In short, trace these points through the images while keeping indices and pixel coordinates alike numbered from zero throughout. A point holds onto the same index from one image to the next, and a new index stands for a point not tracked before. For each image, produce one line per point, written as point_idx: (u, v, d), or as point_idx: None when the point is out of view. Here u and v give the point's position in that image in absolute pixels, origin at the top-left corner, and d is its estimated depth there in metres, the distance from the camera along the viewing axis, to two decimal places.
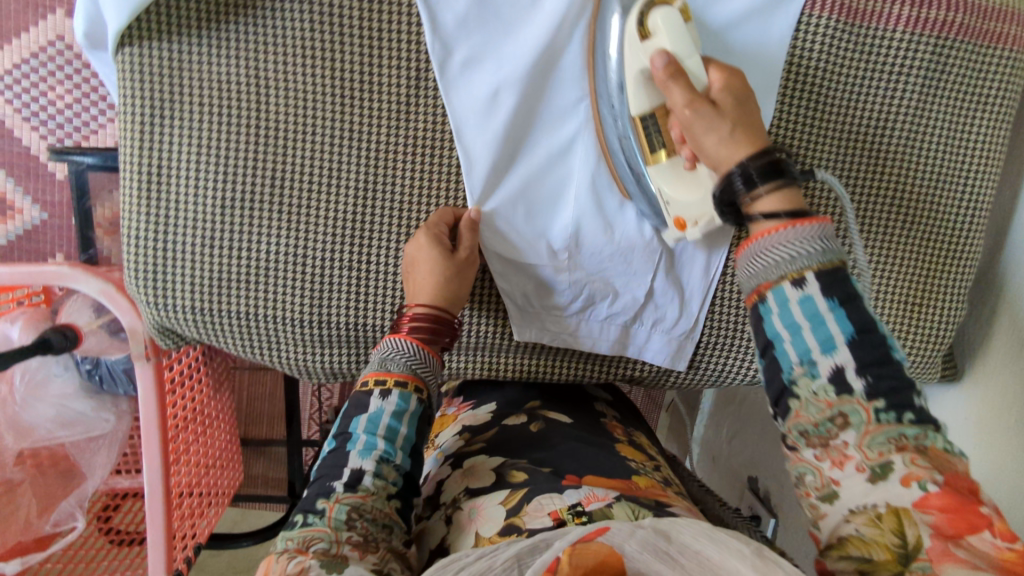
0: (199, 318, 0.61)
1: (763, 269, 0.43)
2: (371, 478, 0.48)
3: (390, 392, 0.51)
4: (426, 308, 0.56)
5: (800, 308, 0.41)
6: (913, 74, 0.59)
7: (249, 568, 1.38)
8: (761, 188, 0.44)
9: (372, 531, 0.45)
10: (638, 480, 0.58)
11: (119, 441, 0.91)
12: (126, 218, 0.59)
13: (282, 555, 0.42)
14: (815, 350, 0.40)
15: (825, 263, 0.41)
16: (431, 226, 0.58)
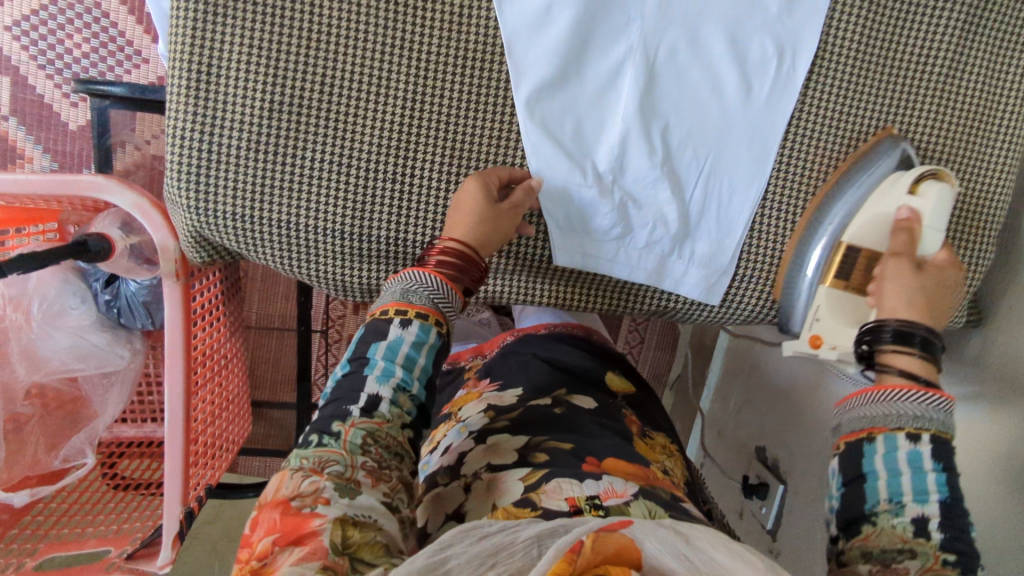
0: (239, 225, 0.61)
1: (878, 416, 0.44)
2: (387, 406, 0.47)
3: (410, 322, 0.50)
4: (459, 243, 0.56)
5: (908, 458, 0.42)
6: (955, 9, 0.60)
7: (242, 539, 1.36)
8: (907, 349, 0.46)
9: (385, 458, 0.45)
10: (654, 472, 0.58)
11: (131, 379, 0.89)
12: (171, 120, 0.59)
13: (296, 472, 0.42)
14: (908, 494, 0.41)
15: (942, 432, 0.42)
16: (483, 174, 0.59)
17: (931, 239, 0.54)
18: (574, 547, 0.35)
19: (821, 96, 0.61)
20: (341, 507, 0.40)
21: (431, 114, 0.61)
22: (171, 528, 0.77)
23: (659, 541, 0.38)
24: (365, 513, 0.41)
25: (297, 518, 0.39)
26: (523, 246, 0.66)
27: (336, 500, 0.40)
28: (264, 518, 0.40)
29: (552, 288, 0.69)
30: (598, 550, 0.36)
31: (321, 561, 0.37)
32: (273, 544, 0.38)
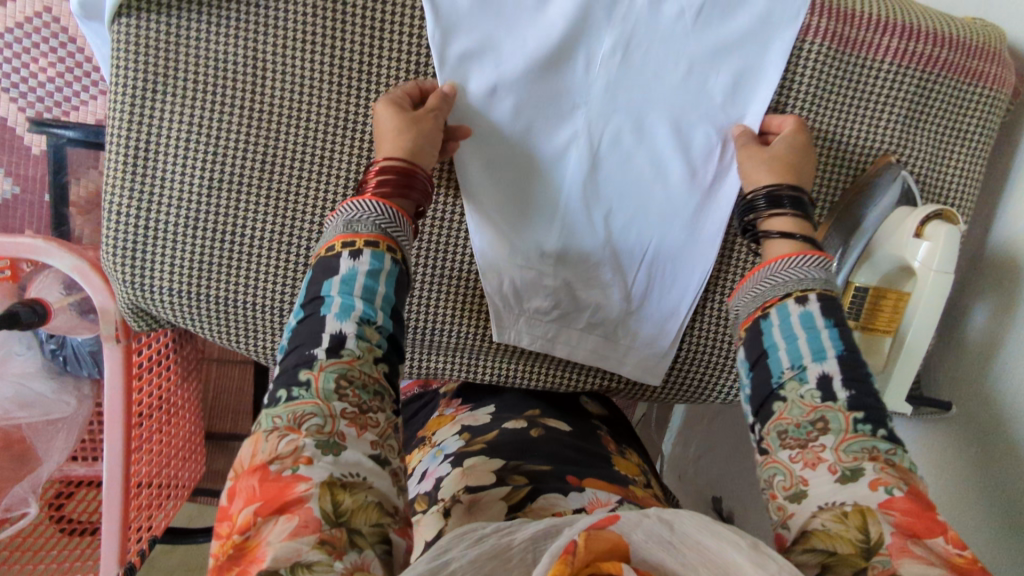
0: (177, 300, 0.60)
1: (773, 288, 0.51)
2: (354, 341, 0.45)
3: (362, 253, 0.49)
4: (399, 164, 0.54)
5: (800, 321, 0.48)
6: (896, 105, 0.61)
7: (202, 568, 1.34)
8: (787, 209, 0.55)
9: (364, 400, 0.43)
10: (635, 489, 0.59)
11: (78, 425, 0.88)
12: (108, 196, 0.58)
13: (274, 432, 0.40)
14: (806, 358, 0.47)
15: (826, 288, 0.50)
16: (393, 95, 0.56)
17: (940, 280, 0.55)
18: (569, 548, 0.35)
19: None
20: (327, 467, 0.39)
21: None
22: None
23: (647, 533, 0.38)
24: (352, 471, 0.39)
25: (279, 484, 0.38)
26: (463, 326, 0.67)
27: (320, 458, 0.39)
28: (242, 487, 0.39)
29: (497, 365, 0.68)
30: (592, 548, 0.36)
31: (314, 535, 0.36)
32: (255, 516, 0.37)
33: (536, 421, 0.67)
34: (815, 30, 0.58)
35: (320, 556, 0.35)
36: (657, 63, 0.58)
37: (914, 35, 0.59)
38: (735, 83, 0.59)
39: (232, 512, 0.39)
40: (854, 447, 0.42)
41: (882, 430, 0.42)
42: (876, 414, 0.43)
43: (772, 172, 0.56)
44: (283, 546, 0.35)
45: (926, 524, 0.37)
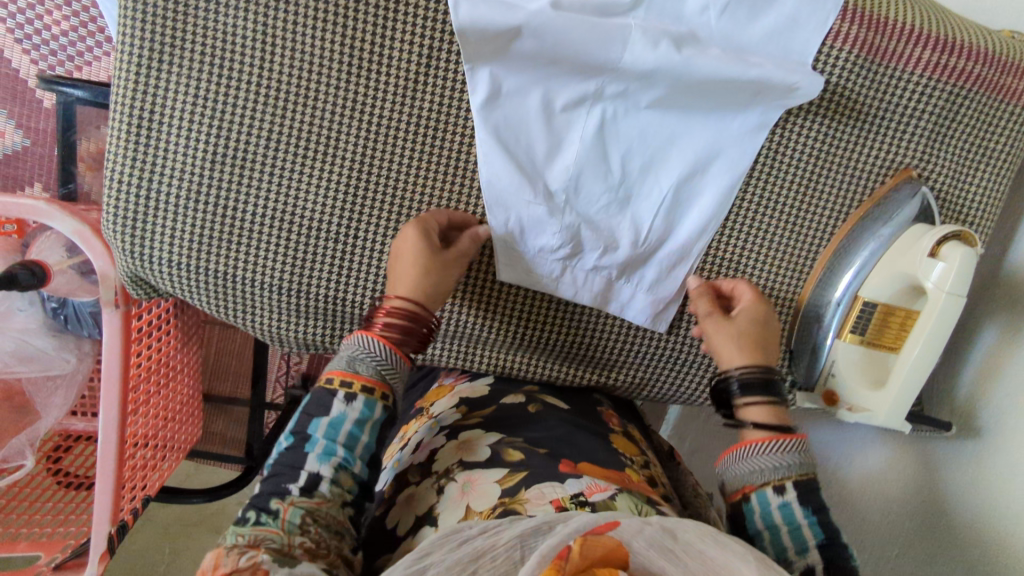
0: (176, 272, 0.60)
1: (752, 474, 0.54)
2: (327, 486, 0.50)
3: (355, 399, 0.53)
4: (405, 304, 0.57)
5: (780, 512, 0.51)
6: (922, 119, 0.59)
7: (196, 526, 1.36)
8: (751, 397, 0.57)
9: (324, 538, 0.48)
10: (632, 474, 0.58)
11: (77, 383, 0.88)
12: (110, 163, 0.57)
13: (233, 549, 0.44)
14: (790, 550, 0.50)
15: (801, 474, 0.52)
16: (423, 222, 0.59)
17: (952, 304, 0.54)
18: (560, 554, 0.38)
19: (762, 185, 0.62)
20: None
21: (382, 169, 0.60)
22: (98, 545, 0.76)
23: (648, 541, 0.41)
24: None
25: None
26: (464, 313, 0.66)
27: (277, 570, 0.43)
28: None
29: (494, 355, 0.69)
30: (584, 554, 0.39)
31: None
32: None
33: (535, 395, 0.67)
34: (845, 36, 0.56)
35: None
36: (688, 65, 0.55)
37: (949, 48, 0.57)
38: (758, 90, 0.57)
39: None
40: None
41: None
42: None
43: (740, 353, 0.59)
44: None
45: None
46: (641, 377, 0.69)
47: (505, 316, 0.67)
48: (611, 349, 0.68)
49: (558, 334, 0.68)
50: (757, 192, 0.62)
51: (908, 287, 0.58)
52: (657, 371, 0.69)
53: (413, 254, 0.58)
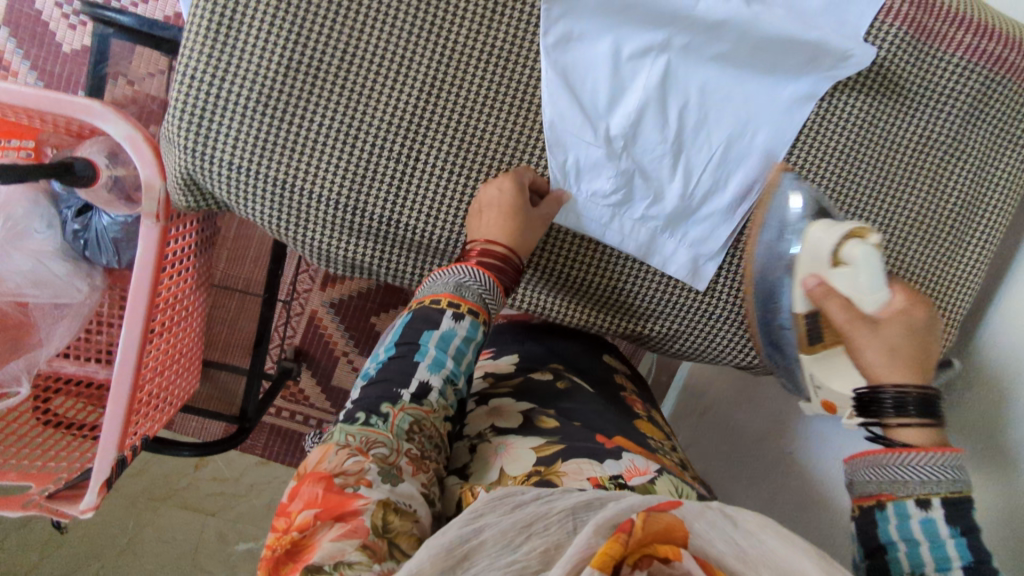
0: (232, 174, 0.60)
1: (882, 471, 0.47)
2: (436, 395, 0.50)
3: (462, 318, 0.53)
4: (503, 247, 0.58)
5: (920, 525, 0.43)
6: (961, 100, 0.63)
7: (167, 499, 1.30)
8: (914, 418, 0.48)
9: (426, 448, 0.47)
10: (664, 458, 0.59)
11: (82, 316, 0.85)
12: (183, 59, 0.58)
13: (343, 449, 0.44)
14: (929, 566, 0.42)
15: (955, 491, 0.44)
16: (517, 176, 0.61)
17: (871, 299, 0.52)
18: (624, 525, 0.36)
19: (811, 151, 0.64)
20: (384, 491, 0.42)
21: (449, 98, 0.61)
22: (101, 473, 0.74)
23: (708, 524, 0.39)
24: (406, 500, 0.42)
25: (340, 497, 0.40)
26: (538, 258, 0.68)
27: (380, 485, 0.42)
28: (305, 490, 0.41)
29: (541, 293, 0.70)
30: (646, 526, 0.37)
31: (360, 539, 0.38)
32: (314, 518, 0.40)
33: (563, 373, 0.68)
34: (896, 12, 0.60)
35: (360, 558, 0.38)
36: (753, 18, 0.58)
37: (989, 34, 0.61)
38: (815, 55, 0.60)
39: (290, 507, 0.41)
40: None
41: None
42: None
43: None
44: (331, 546, 0.38)
45: None
46: (675, 329, 0.71)
47: (553, 256, 0.68)
48: (650, 300, 0.69)
49: (601, 280, 0.69)
50: (804, 156, 0.64)
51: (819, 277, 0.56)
52: (690, 324, 0.70)
53: (510, 206, 0.59)
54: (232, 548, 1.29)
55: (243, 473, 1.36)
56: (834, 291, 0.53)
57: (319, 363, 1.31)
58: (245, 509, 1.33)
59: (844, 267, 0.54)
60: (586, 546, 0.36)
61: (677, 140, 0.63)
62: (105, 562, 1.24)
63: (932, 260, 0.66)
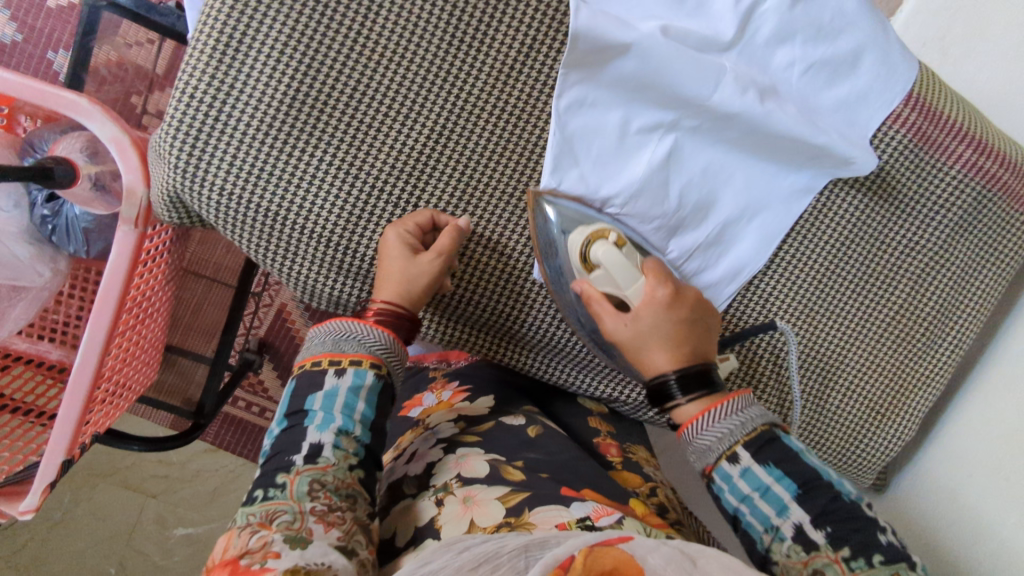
0: (222, 200, 0.57)
1: (703, 450, 0.53)
2: (330, 450, 0.49)
3: (344, 371, 0.52)
4: (392, 301, 0.56)
5: (744, 480, 0.51)
6: (952, 212, 0.64)
7: (106, 479, 1.26)
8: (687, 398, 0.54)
9: (334, 501, 0.46)
10: (635, 506, 0.57)
11: (42, 300, 0.80)
12: (184, 73, 0.56)
13: (244, 530, 0.44)
14: (773, 515, 0.49)
15: (750, 433, 0.52)
16: (403, 225, 0.58)
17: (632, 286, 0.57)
18: (563, 563, 0.36)
19: (804, 241, 0.64)
20: (293, 558, 0.41)
21: (454, 145, 0.59)
22: (46, 475, 0.71)
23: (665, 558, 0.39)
24: (318, 561, 0.41)
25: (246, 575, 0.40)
26: (498, 307, 0.64)
27: (288, 552, 0.41)
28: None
29: (513, 353, 0.69)
30: (588, 564, 0.37)
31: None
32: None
33: (535, 418, 0.66)
34: (903, 119, 0.61)
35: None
36: (767, 116, 0.58)
37: (988, 151, 0.63)
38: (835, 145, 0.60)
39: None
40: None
41: (876, 557, 0.45)
42: (865, 541, 0.46)
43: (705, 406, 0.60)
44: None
45: None
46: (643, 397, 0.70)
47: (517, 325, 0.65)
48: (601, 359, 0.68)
49: (574, 349, 0.67)
50: (796, 247, 0.65)
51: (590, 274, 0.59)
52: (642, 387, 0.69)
53: (401, 261, 0.56)
54: (170, 533, 1.26)
55: (190, 458, 1.30)
56: (597, 295, 0.57)
57: (281, 356, 1.28)
58: (188, 494, 1.28)
59: (597, 271, 0.59)
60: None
61: (675, 218, 0.63)
62: (35, 534, 1.20)
63: (901, 357, 0.68)
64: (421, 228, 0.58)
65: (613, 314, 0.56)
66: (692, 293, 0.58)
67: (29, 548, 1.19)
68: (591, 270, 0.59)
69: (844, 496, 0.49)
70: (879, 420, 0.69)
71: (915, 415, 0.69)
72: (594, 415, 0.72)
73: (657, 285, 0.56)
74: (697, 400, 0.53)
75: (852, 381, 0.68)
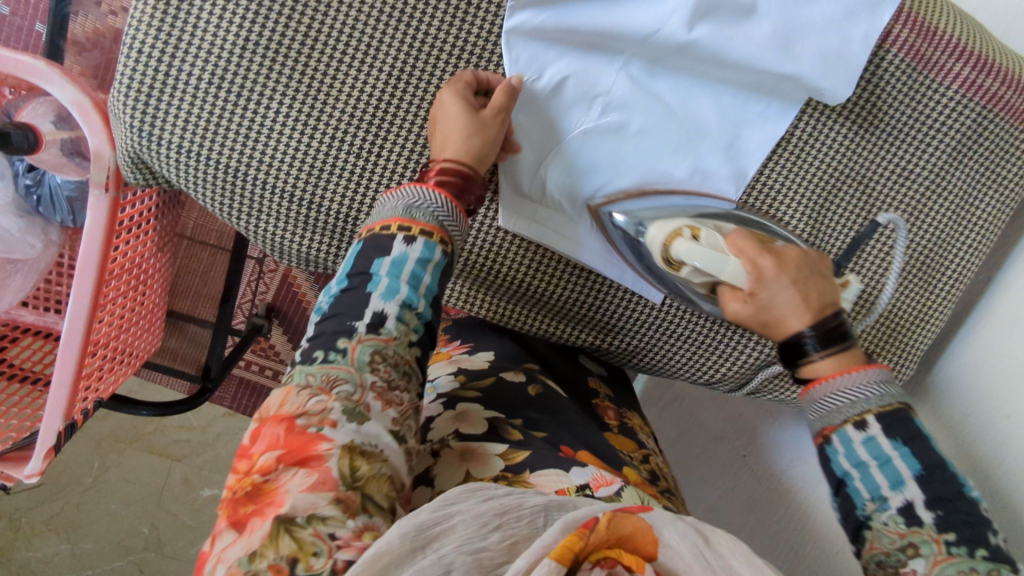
0: (184, 160, 0.57)
1: (825, 414, 0.47)
2: (394, 322, 0.45)
3: (414, 239, 0.47)
4: (455, 163, 0.51)
5: (863, 448, 0.44)
6: (949, 136, 0.60)
7: (130, 443, 1.29)
8: (819, 354, 0.48)
9: (394, 378, 0.43)
10: (629, 473, 0.53)
11: (38, 271, 0.81)
12: (131, 30, 0.55)
13: (304, 390, 0.41)
14: (884, 487, 0.43)
15: (883, 406, 0.45)
16: (456, 84, 0.55)
17: (732, 271, 0.51)
18: (587, 523, 0.34)
19: (784, 175, 0.61)
20: (350, 433, 0.39)
21: (417, 89, 0.57)
22: (47, 440, 0.73)
23: (680, 533, 0.36)
24: (373, 442, 0.40)
25: (305, 439, 0.38)
26: (499, 264, 0.64)
27: (345, 425, 0.39)
28: (268, 433, 0.40)
29: (497, 302, 0.68)
30: (612, 529, 0.35)
31: (332, 492, 0.37)
32: (278, 463, 0.38)
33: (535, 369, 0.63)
34: (893, 39, 0.57)
35: (334, 513, 0.36)
36: (728, 43, 0.55)
37: (986, 68, 0.58)
38: (820, 62, 0.56)
39: (254, 452, 0.40)
40: (948, 571, 0.39)
41: (982, 551, 0.39)
42: (975, 533, 0.40)
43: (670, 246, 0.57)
44: (301, 497, 0.36)
45: None
46: (634, 346, 0.68)
47: (493, 272, 0.64)
48: (611, 315, 0.67)
49: (562, 295, 0.66)
50: (776, 178, 0.61)
51: (712, 261, 0.52)
52: (652, 342, 0.68)
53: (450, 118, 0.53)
54: (197, 494, 1.27)
55: (210, 423, 1.32)
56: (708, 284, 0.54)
57: (290, 322, 1.25)
58: (211, 457, 1.30)
59: (685, 268, 0.55)
60: (549, 542, 0.34)
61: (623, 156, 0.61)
62: (70, 496, 1.24)
63: (895, 296, 0.64)
64: (470, 86, 0.55)
65: (732, 296, 0.53)
66: (793, 250, 0.52)
67: (64, 514, 1.23)
68: (678, 269, 0.56)
69: (966, 488, 0.42)
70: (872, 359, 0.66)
71: (916, 352, 0.65)
72: (593, 376, 0.71)
73: (759, 255, 0.51)
74: (834, 356, 0.48)
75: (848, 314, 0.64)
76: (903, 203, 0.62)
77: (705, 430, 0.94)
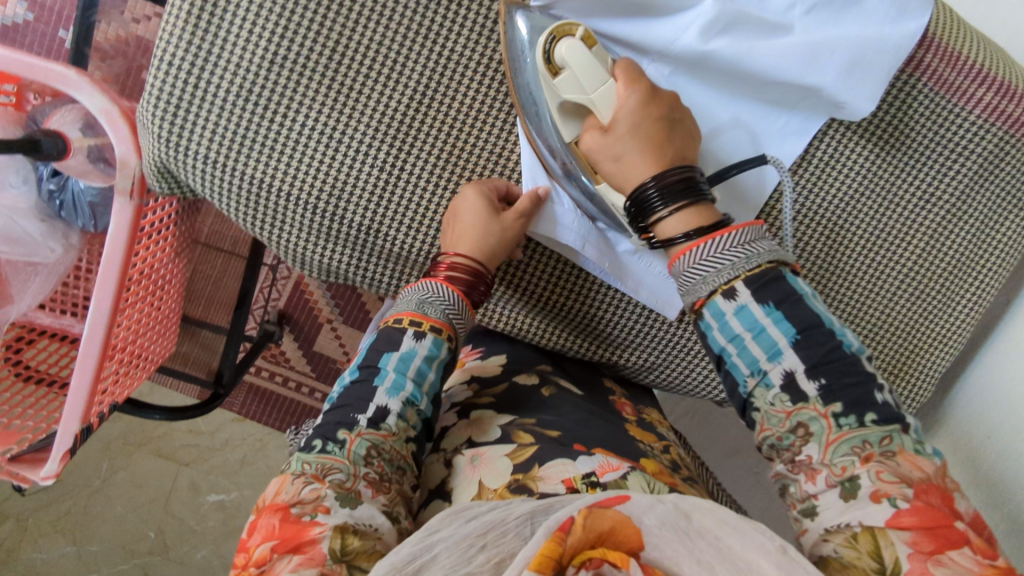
0: (208, 169, 0.58)
1: (692, 286, 0.48)
2: (394, 419, 0.48)
3: (424, 336, 0.52)
4: (466, 261, 0.56)
5: (738, 320, 0.46)
6: (972, 159, 0.60)
7: (139, 447, 1.29)
8: (668, 208, 0.49)
9: (387, 470, 0.45)
10: (647, 463, 0.53)
11: (58, 274, 0.82)
12: (161, 42, 0.56)
13: (299, 478, 0.43)
14: (762, 359, 0.45)
15: (751, 270, 0.46)
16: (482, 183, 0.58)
17: (604, 97, 0.52)
18: (564, 526, 0.34)
19: (806, 196, 0.61)
20: (342, 516, 0.40)
21: (439, 104, 0.58)
22: (64, 443, 0.74)
23: (659, 519, 0.36)
24: (366, 523, 0.41)
25: (297, 526, 0.39)
26: (519, 272, 0.65)
27: (337, 509, 0.41)
28: (263, 523, 0.40)
29: (515, 314, 0.67)
30: (589, 527, 0.35)
31: (318, 567, 0.37)
32: (272, 551, 0.38)
33: (550, 380, 0.63)
34: (916, 64, 0.58)
35: None
36: (752, 61, 0.56)
37: (1008, 93, 0.59)
38: (843, 82, 0.56)
39: (250, 544, 0.40)
40: (842, 450, 0.41)
41: (869, 416, 0.41)
42: (859, 397, 0.42)
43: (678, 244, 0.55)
44: None
45: (942, 535, 0.36)
46: (648, 361, 0.68)
47: (513, 281, 0.65)
48: (627, 330, 0.67)
49: (579, 308, 0.66)
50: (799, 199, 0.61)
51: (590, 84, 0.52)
52: (667, 356, 0.68)
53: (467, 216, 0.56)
54: (204, 498, 1.27)
55: (219, 427, 1.32)
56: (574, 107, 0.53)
57: (302, 328, 1.26)
58: (219, 462, 1.30)
59: (562, 74, 0.53)
60: (530, 551, 0.34)
61: None
62: (79, 498, 1.24)
63: (915, 317, 0.64)
64: (495, 189, 0.59)
65: (594, 135, 0.53)
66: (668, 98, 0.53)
67: (71, 516, 1.23)
68: (556, 74, 0.53)
69: (846, 347, 0.44)
70: (891, 380, 0.66)
71: (935, 372, 0.65)
72: (608, 377, 0.71)
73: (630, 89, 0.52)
74: (681, 211, 0.49)
75: (867, 333, 0.65)
76: (926, 224, 0.62)
77: (717, 445, 0.94)
